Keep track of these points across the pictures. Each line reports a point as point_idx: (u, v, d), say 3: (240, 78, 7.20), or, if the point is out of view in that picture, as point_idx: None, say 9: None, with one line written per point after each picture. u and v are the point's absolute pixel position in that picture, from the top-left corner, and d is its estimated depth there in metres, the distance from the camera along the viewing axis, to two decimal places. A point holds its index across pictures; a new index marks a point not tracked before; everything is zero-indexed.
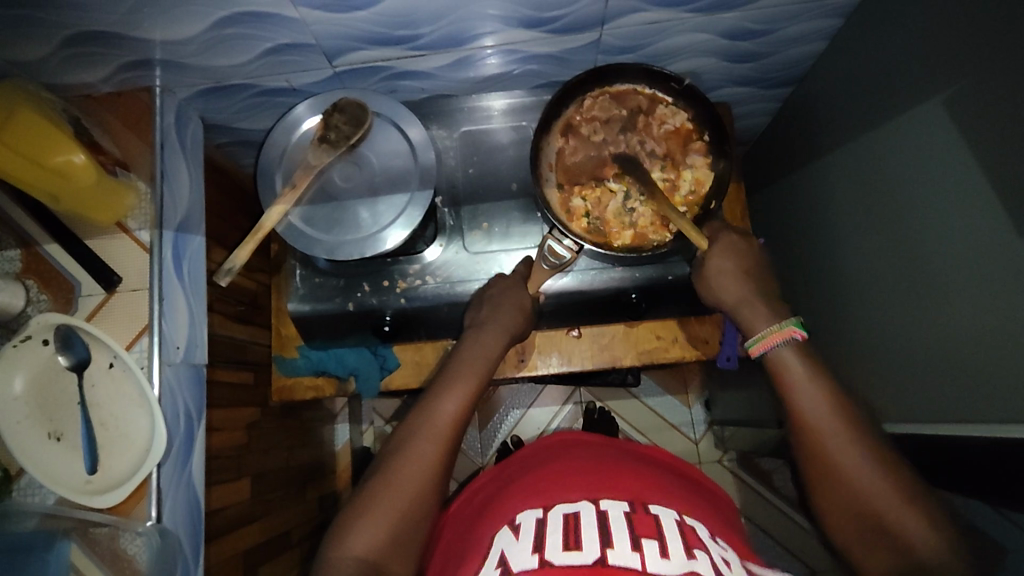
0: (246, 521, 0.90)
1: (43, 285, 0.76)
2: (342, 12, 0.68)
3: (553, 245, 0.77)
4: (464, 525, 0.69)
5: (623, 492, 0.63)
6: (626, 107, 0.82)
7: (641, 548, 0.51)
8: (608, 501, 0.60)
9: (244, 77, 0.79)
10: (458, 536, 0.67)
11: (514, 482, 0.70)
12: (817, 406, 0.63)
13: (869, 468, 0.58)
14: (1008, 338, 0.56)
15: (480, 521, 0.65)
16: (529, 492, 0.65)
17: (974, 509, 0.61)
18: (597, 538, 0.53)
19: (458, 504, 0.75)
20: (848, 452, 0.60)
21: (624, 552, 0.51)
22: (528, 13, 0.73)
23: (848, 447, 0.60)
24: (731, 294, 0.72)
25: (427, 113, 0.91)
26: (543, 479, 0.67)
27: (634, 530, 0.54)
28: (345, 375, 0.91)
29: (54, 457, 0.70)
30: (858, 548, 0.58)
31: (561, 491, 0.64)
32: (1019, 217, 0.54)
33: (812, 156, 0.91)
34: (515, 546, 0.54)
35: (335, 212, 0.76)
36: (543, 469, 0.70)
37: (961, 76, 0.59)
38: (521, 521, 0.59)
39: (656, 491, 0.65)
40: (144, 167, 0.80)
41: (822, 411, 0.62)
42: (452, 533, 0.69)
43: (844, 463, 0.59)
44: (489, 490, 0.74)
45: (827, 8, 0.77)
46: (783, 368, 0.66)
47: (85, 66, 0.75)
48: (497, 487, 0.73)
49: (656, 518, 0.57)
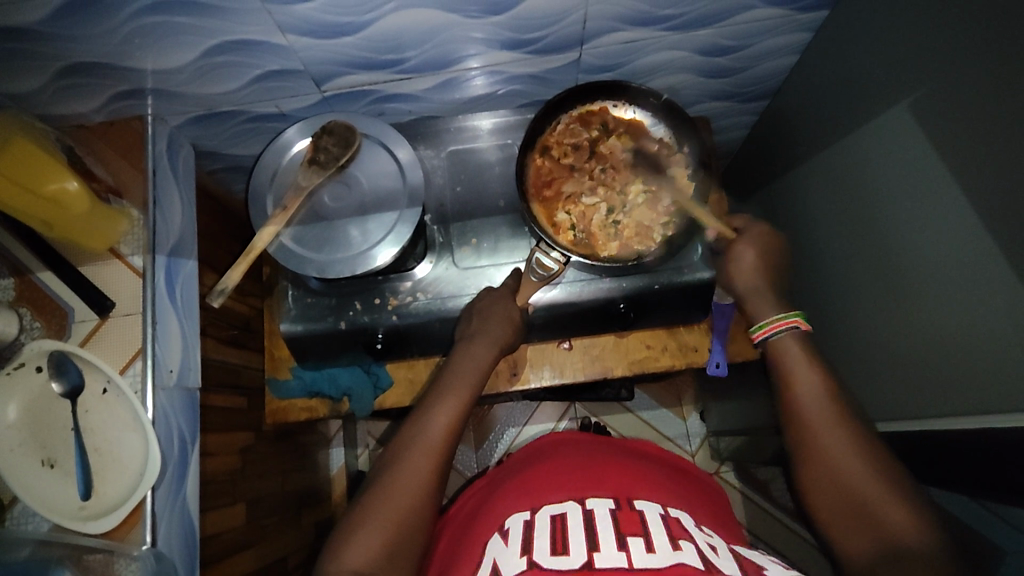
0: (241, 545, 0.89)
1: (36, 312, 0.76)
2: (329, 38, 0.70)
3: (541, 257, 0.79)
4: (458, 531, 0.69)
5: (608, 488, 0.64)
6: (594, 127, 0.85)
7: (627, 547, 0.52)
8: (594, 500, 0.61)
9: (234, 104, 0.81)
10: (452, 543, 0.67)
11: (504, 485, 0.71)
12: (810, 394, 0.64)
13: (851, 450, 0.59)
14: (981, 332, 0.57)
15: (472, 526, 0.66)
16: (519, 494, 0.66)
17: (961, 505, 0.62)
18: (584, 540, 0.53)
19: (453, 509, 0.76)
20: (836, 441, 0.60)
21: (610, 553, 0.51)
22: (509, 35, 0.75)
23: (841, 436, 0.60)
24: (744, 285, 0.76)
25: (414, 135, 0.93)
26: (530, 482, 0.68)
27: (619, 529, 0.55)
28: (339, 395, 0.92)
29: (48, 485, 0.70)
30: (840, 526, 0.57)
31: (549, 493, 0.64)
32: (987, 214, 0.56)
33: (789, 167, 0.93)
34: (505, 551, 0.55)
35: (326, 232, 0.77)
36: (533, 469, 0.71)
37: (924, 83, 0.62)
38: (510, 525, 0.59)
39: (648, 486, 0.65)
40: (137, 194, 0.81)
41: (813, 398, 0.63)
42: (447, 540, 0.69)
43: (832, 450, 0.59)
44: (486, 491, 0.74)
45: (796, 23, 0.80)
46: (782, 351, 0.69)
47: (78, 97, 0.77)
48: (488, 491, 0.73)
49: (641, 514, 0.58)
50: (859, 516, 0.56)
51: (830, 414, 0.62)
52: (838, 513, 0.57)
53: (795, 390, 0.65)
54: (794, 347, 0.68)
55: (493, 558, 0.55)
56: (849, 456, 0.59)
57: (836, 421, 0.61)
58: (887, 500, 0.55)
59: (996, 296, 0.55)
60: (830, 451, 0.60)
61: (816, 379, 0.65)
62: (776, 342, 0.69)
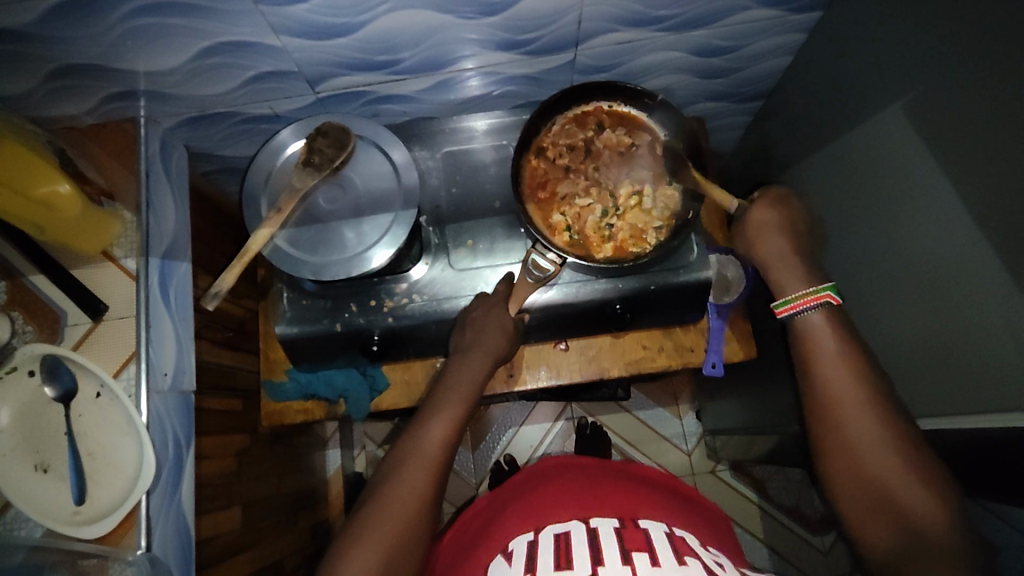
0: (237, 550, 0.89)
1: (29, 315, 0.76)
2: (323, 39, 0.70)
3: (537, 258, 0.78)
4: (459, 553, 0.69)
5: (613, 510, 0.64)
6: (590, 127, 0.85)
7: (632, 561, 0.52)
8: (599, 519, 0.61)
9: (228, 106, 0.81)
10: (456, 561, 0.67)
11: (509, 507, 0.71)
12: (836, 376, 0.59)
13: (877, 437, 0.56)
14: (972, 333, 0.58)
15: (476, 546, 0.66)
16: (523, 516, 0.66)
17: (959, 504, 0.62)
18: (588, 555, 0.54)
19: (454, 529, 0.75)
20: (864, 427, 0.57)
21: (615, 566, 0.51)
22: (504, 36, 0.75)
23: (869, 425, 0.56)
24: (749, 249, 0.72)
25: (409, 135, 0.93)
26: (535, 504, 0.68)
27: (624, 545, 0.55)
28: (335, 397, 0.92)
29: (42, 489, 0.69)
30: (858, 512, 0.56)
31: (553, 513, 0.65)
32: (979, 214, 0.56)
33: (785, 166, 0.93)
34: (508, 571, 0.55)
35: (320, 234, 0.77)
36: (537, 491, 0.72)
37: (917, 83, 0.62)
38: (514, 546, 0.60)
39: (649, 508, 0.66)
40: (129, 196, 0.80)
41: (837, 380, 0.59)
42: (446, 562, 0.70)
43: (859, 437, 0.56)
44: (490, 510, 0.74)
45: (790, 24, 0.80)
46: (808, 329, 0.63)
47: (71, 99, 0.77)
48: (493, 512, 0.73)
49: (645, 532, 0.58)
50: (880, 502, 0.55)
51: (859, 398, 0.58)
52: (860, 501, 0.56)
53: (817, 370, 0.61)
54: (820, 320, 0.63)
55: None
56: (875, 442, 0.56)
57: (866, 407, 0.57)
58: (912, 488, 0.53)
59: (989, 297, 0.55)
60: (858, 438, 0.57)
61: (841, 360, 0.60)
62: (807, 316, 0.63)
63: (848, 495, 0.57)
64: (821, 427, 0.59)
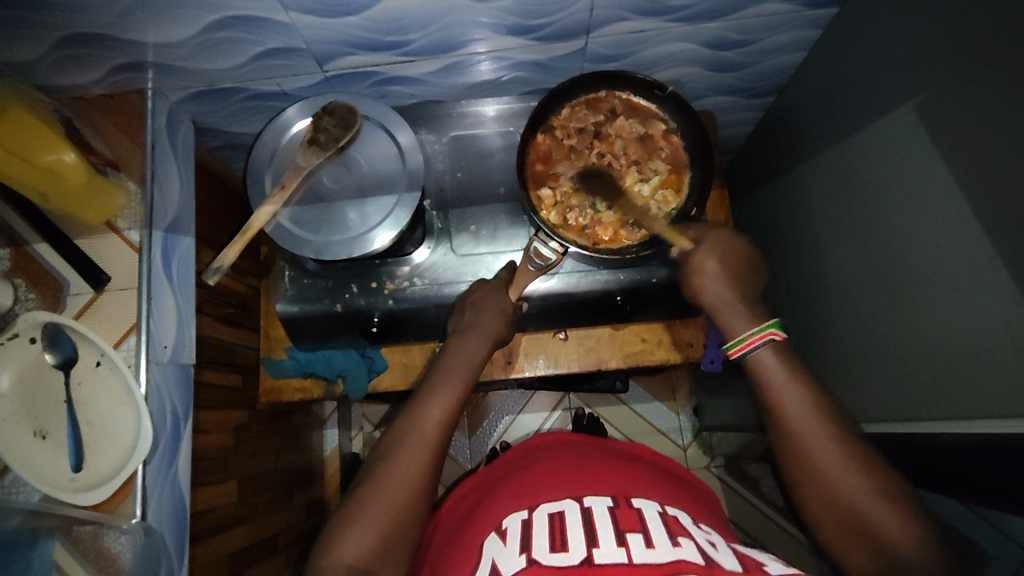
0: (232, 522, 0.90)
1: (31, 284, 0.76)
2: (332, 17, 0.69)
3: (539, 247, 0.78)
4: (450, 531, 0.69)
5: (604, 487, 0.64)
6: (601, 112, 0.84)
7: (626, 542, 0.53)
8: (592, 498, 0.61)
9: (235, 81, 0.81)
10: (449, 538, 0.68)
11: (502, 484, 0.71)
12: (806, 422, 0.60)
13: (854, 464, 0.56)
14: (973, 339, 0.57)
15: (466, 526, 0.67)
16: (515, 494, 0.66)
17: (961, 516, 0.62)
18: (583, 538, 0.54)
19: (447, 508, 0.76)
20: (849, 469, 0.56)
21: (610, 550, 0.52)
22: (515, 20, 0.75)
23: (858, 472, 0.56)
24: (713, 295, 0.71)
25: (416, 119, 0.92)
26: (525, 483, 0.68)
27: (618, 526, 0.55)
28: (333, 376, 0.92)
29: (39, 456, 0.70)
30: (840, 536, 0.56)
31: (544, 492, 0.65)
32: (987, 220, 0.55)
33: (791, 164, 0.92)
34: (504, 551, 0.55)
35: (323, 213, 0.77)
36: (527, 471, 0.71)
37: (931, 83, 0.61)
38: (507, 525, 0.60)
39: (640, 485, 0.66)
40: (134, 167, 0.81)
41: (817, 431, 0.59)
42: (438, 540, 0.70)
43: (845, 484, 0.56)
44: (478, 492, 0.75)
45: (805, 19, 0.79)
46: (759, 367, 0.64)
47: (79, 68, 0.77)
48: (483, 492, 0.74)
49: (638, 511, 0.59)
50: (865, 533, 0.55)
51: (847, 459, 0.57)
52: (839, 524, 0.56)
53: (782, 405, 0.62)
54: (784, 359, 0.64)
55: (492, 559, 0.55)
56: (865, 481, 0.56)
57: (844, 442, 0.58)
58: (896, 528, 0.53)
59: (991, 302, 0.55)
60: (850, 478, 0.56)
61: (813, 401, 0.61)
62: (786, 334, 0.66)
63: (825, 523, 0.57)
64: (786, 452, 0.60)
